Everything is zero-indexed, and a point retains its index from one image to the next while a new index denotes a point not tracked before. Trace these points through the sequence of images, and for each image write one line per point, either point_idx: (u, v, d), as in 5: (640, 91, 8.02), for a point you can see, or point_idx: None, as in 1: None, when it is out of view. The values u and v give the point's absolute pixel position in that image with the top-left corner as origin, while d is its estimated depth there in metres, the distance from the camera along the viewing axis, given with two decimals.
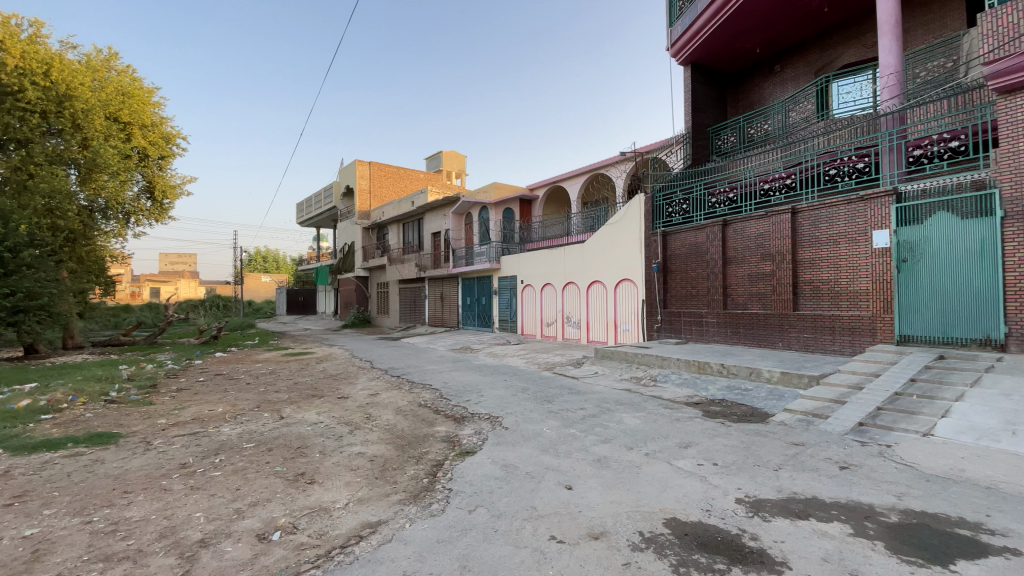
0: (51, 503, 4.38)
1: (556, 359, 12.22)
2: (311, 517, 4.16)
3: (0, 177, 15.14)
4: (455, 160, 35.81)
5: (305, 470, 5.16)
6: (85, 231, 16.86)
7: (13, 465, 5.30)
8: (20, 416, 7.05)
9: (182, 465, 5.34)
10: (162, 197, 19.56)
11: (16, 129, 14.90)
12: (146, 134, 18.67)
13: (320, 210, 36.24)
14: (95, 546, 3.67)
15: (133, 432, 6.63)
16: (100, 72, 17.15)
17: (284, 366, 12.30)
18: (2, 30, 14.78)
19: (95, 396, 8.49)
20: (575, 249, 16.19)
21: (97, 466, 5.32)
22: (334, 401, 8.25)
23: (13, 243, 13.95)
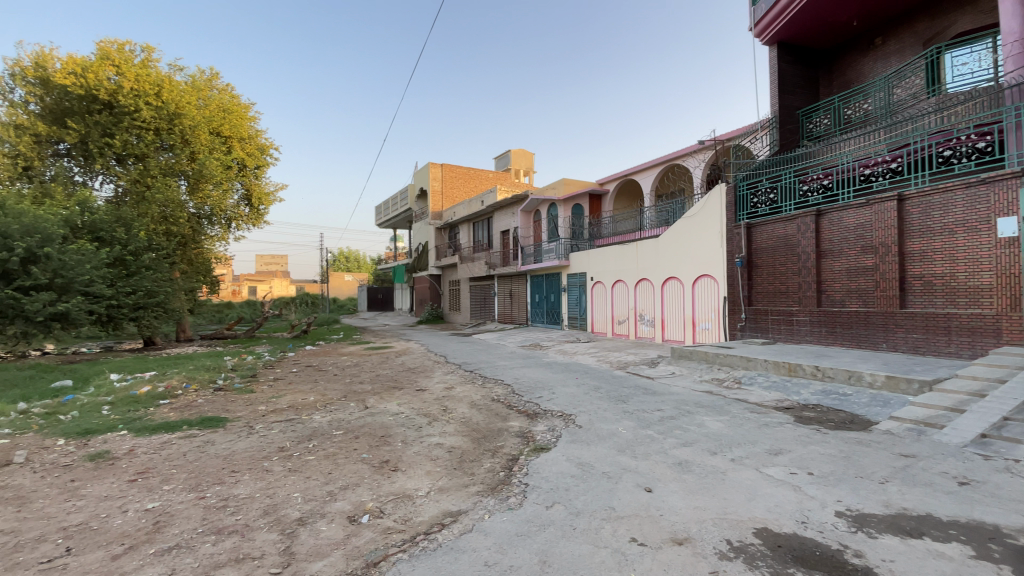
0: (170, 480, 4.92)
1: (630, 358, 11.91)
2: (395, 502, 4.35)
3: (125, 190, 17.33)
4: (523, 158, 35.98)
5: (389, 458, 5.41)
6: (194, 236, 18.81)
7: (139, 444, 6.03)
8: (143, 401, 8.02)
9: (280, 449, 5.80)
10: (258, 203, 21.35)
11: (135, 145, 16.94)
12: (245, 146, 20.62)
13: (396, 212, 37.96)
14: (208, 519, 4.07)
15: (238, 417, 7.31)
16: (204, 92, 19.00)
17: (366, 359, 13.03)
18: (121, 57, 16.76)
19: (205, 383, 9.46)
20: (650, 244, 15.66)
21: (208, 447, 5.92)
22: (412, 394, 8.59)
23: (135, 248, 16.23)
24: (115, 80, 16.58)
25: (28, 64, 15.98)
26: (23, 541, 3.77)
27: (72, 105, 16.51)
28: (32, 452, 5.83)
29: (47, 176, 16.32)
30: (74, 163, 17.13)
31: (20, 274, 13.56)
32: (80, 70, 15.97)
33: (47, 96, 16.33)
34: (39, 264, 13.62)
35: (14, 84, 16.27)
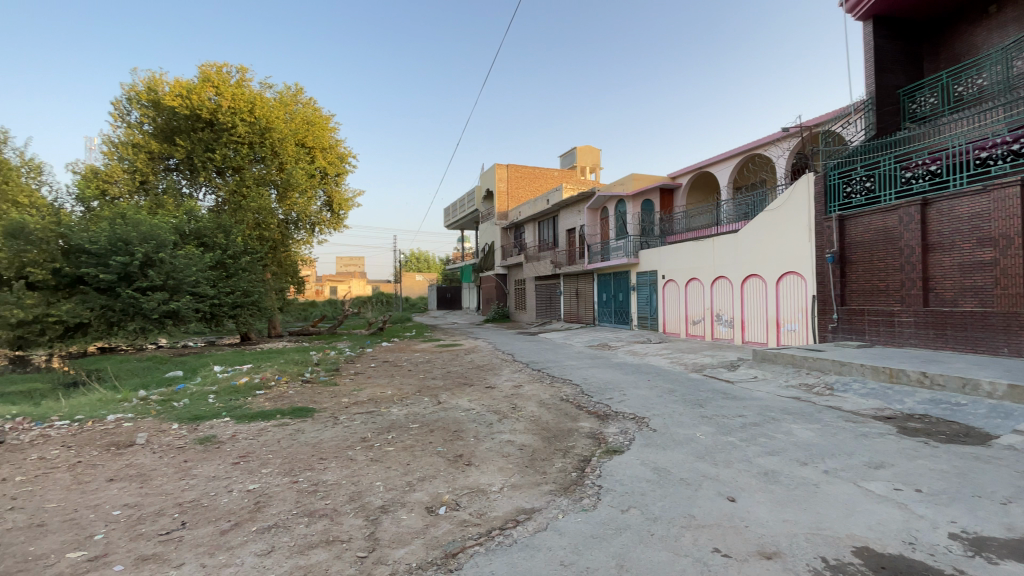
0: (267, 463, 5.36)
1: (706, 360, 11.38)
2: (470, 496, 4.45)
3: (224, 199, 19.11)
4: (589, 155, 35.50)
5: (463, 453, 5.55)
6: (284, 241, 20.29)
7: (240, 430, 6.63)
8: (243, 391, 8.83)
9: (362, 439, 6.14)
10: (338, 209, 22.69)
11: (232, 158, 18.64)
12: (326, 156, 21.98)
13: (463, 213, 38.89)
14: (301, 502, 4.39)
15: (323, 408, 7.83)
16: (290, 106, 20.50)
17: (438, 356, 13.47)
18: (219, 79, 18.50)
19: (295, 376, 10.24)
20: (727, 240, 14.88)
21: (299, 435, 6.39)
22: (482, 391, 8.76)
23: (233, 252, 17.87)
24: (214, 99, 18.32)
25: (143, 89, 18.03)
26: (148, 513, 4.26)
27: (179, 124, 18.41)
28: (153, 434, 6.60)
29: (159, 189, 18.33)
30: (181, 176, 19.07)
31: (139, 275, 15.42)
32: (186, 92, 17.80)
33: (159, 116, 18.32)
34: (156, 268, 15.45)
35: (133, 108, 18.43)
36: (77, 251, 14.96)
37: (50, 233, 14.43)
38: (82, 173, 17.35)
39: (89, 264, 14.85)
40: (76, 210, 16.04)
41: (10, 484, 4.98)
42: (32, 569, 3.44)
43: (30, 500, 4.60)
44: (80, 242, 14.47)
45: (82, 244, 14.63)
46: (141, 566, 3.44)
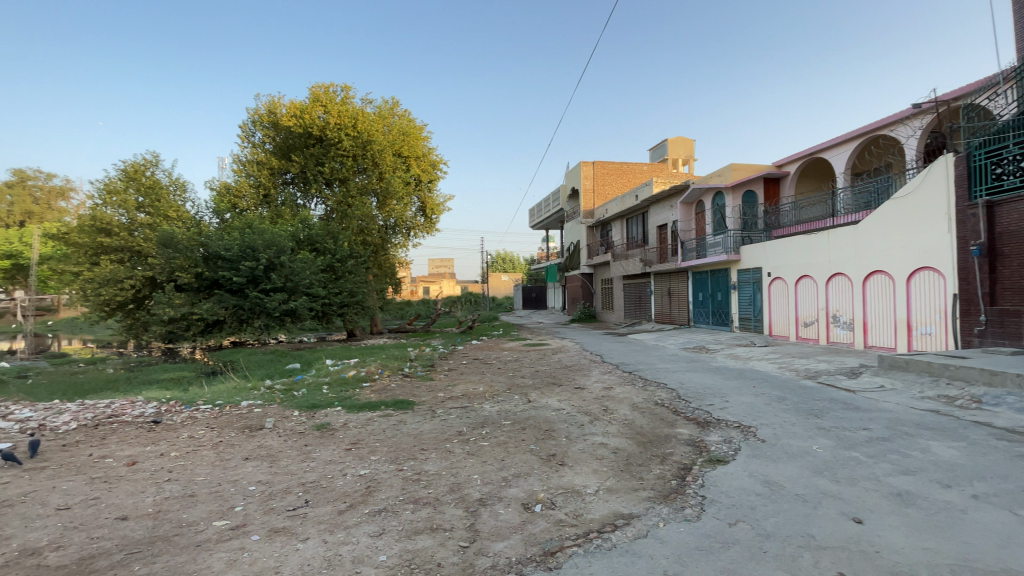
0: (375, 451, 5.78)
1: (821, 366, 10.36)
2: (566, 497, 4.45)
3: (332, 208, 20.88)
4: (680, 147, 34.08)
5: (556, 452, 5.56)
6: (384, 245, 21.72)
7: (350, 419, 7.22)
8: (351, 383, 9.62)
9: (459, 433, 6.39)
10: (431, 213, 23.83)
11: (339, 170, 20.38)
12: (420, 164, 23.18)
13: (549, 213, 39.02)
14: (406, 489, 4.68)
15: (422, 401, 8.27)
16: (388, 119, 21.92)
17: (526, 354, 13.66)
18: (327, 98, 20.27)
19: (395, 370, 10.94)
20: (845, 233, 13.43)
21: (401, 426, 6.82)
22: (572, 391, 8.73)
23: (341, 255, 19.48)
24: (323, 117, 20.12)
25: (265, 113, 20.32)
26: (277, 490, 4.79)
27: (294, 141, 20.49)
28: (279, 419, 7.41)
29: (278, 201, 20.51)
30: (296, 188, 21.17)
31: (263, 278, 17.38)
32: (300, 113, 19.77)
33: (278, 136, 20.55)
34: (277, 271, 17.36)
35: (257, 129, 20.82)
36: (214, 257, 17.20)
37: (193, 243, 16.74)
38: (217, 190, 19.91)
39: (224, 268, 17.03)
40: (212, 222, 18.42)
41: (170, 458, 5.85)
42: (187, 532, 4.00)
43: (185, 472, 5.37)
44: (217, 249, 16.65)
45: (219, 251, 16.81)
46: (273, 537, 3.87)
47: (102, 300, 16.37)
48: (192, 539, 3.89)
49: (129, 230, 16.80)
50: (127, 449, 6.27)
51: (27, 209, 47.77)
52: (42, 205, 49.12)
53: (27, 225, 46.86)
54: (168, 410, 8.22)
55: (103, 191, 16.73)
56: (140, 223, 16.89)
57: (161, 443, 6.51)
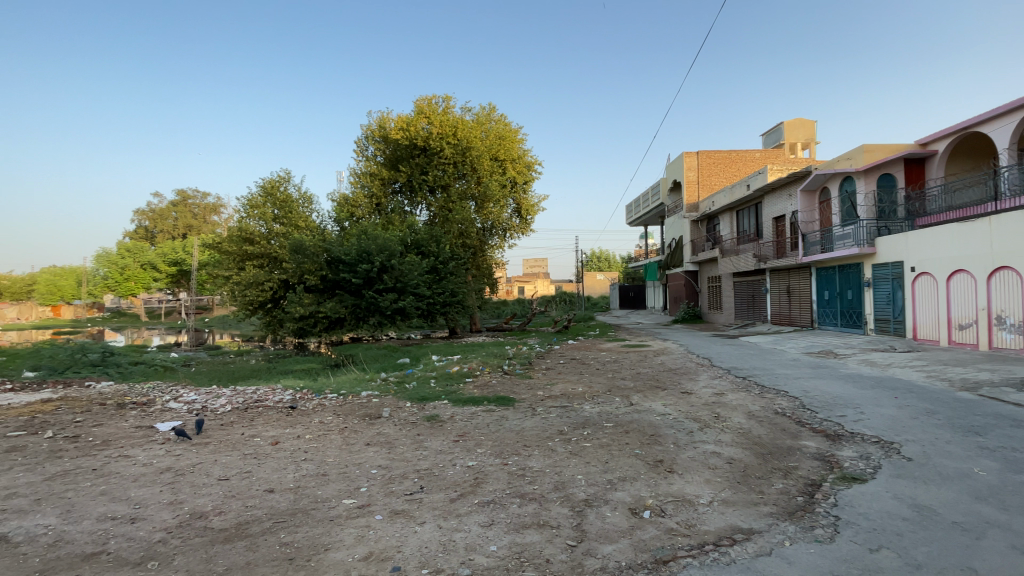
0: (481, 445, 6.01)
1: (984, 377, 8.80)
2: (676, 505, 4.27)
3: (435, 213, 22.06)
4: (799, 129, 31.03)
5: (664, 458, 5.36)
6: (482, 246, 22.47)
7: (456, 412, 7.58)
8: (455, 378, 10.11)
9: (561, 432, 6.42)
10: (527, 214, 24.20)
11: (441, 178, 21.52)
12: (516, 166, 23.65)
13: (648, 209, 37.65)
14: (512, 483, 4.80)
15: (523, 399, 8.43)
16: (485, 125, 22.65)
17: (625, 356, 13.32)
18: (430, 109, 21.48)
19: (495, 367, 11.27)
20: (1015, 217, 11.30)
21: (504, 421, 7.01)
22: (678, 395, 8.34)
23: (444, 257, 20.51)
24: (426, 128, 21.35)
25: (376, 128, 22.08)
26: (395, 475, 5.19)
27: (401, 153, 22.03)
28: (393, 409, 8.01)
29: (388, 208, 22.11)
30: (403, 196, 22.67)
31: (378, 279, 18.93)
32: (406, 126, 21.20)
33: (387, 148, 22.22)
34: (389, 273, 18.87)
35: (369, 143, 22.68)
36: (336, 261, 19.05)
37: (319, 249, 18.71)
38: (336, 201, 22.03)
39: (345, 271, 18.83)
40: (334, 229, 20.41)
41: (304, 440, 6.59)
42: (322, 507, 4.48)
43: (317, 453, 6.02)
44: (338, 254, 18.49)
45: (340, 256, 18.63)
46: (394, 519, 4.19)
47: (247, 300, 18.85)
48: (326, 513, 4.35)
49: (267, 239, 19.22)
50: (270, 430, 7.18)
51: (189, 223, 56.73)
52: (200, 220, 57.97)
53: (189, 237, 55.69)
54: (301, 398, 9.27)
55: (247, 206, 19.29)
56: (276, 233, 19.26)
57: (297, 426, 7.36)
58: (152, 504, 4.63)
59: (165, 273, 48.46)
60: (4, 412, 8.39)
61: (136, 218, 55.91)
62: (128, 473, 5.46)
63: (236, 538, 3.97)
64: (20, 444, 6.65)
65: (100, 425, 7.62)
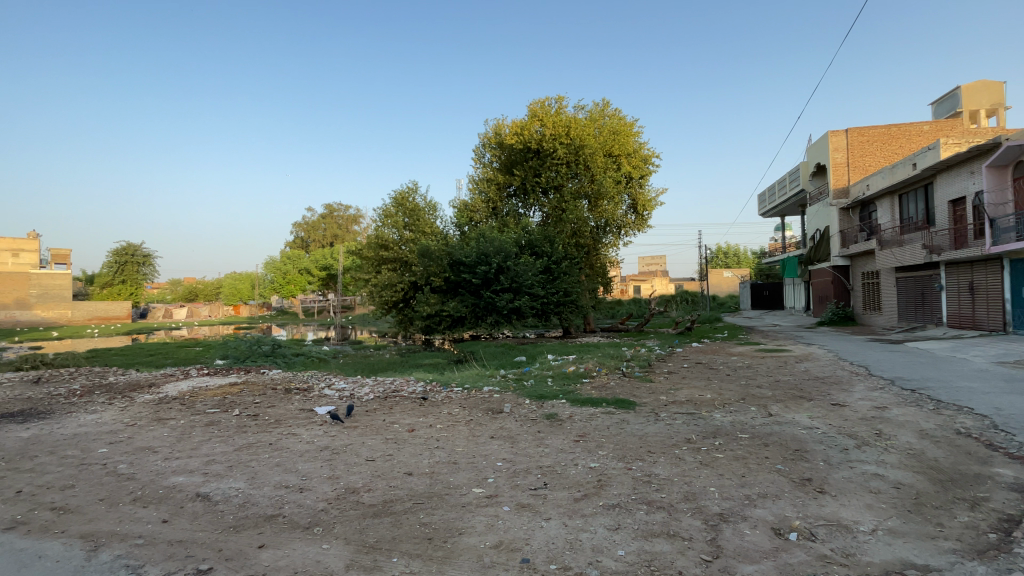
0: (603, 447, 5.93)
1: None
2: (829, 530, 3.81)
3: (548, 214, 22.32)
4: (983, 93, 25.73)
5: (811, 477, 4.80)
6: (596, 245, 22.19)
7: (575, 412, 7.58)
8: (573, 378, 10.13)
9: (688, 440, 6.08)
10: (643, 210, 23.39)
11: (554, 179, 21.68)
12: (631, 161, 22.99)
13: (785, 197, 34.01)
14: (638, 489, 4.67)
15: (644, 403, 8.16)
16: (598, 121, 22.38)
17: (760, 362, 12.18)
18: (543, 111, 21.84)
19: (613, 369, 11.06)
20: None
21: (625, 425, 6.84)
22: (827, 408, 7.40)
23: (557, 257, 20.69)
24: (539, 131, 21.75)
25: (493, 135, 23.12)
26: (519, 469, 5.35)
27: (516, 157, 22.67)
28: (514, 405, 8.27)
29: (504, 211, 22.86)
30: (517, 200, 23.26)
31: (495, 280, 19.71)
32: (521, 130, 21.87)
33: (503, 154, 23.05)
34: (505, 274, 19.55)
35: (486, 150, 23.75)
36: (457, 263, 20.21)
37: (442, 252, 20.00)
38: (457, 207, 23.31)
39: (465, 272, 19.89)
40: (455, 234, 21.65)
41: (435, 429, 7.09)
42: (454, 493, 4.79)
43: (447, 442, 6.45)
44: (460, 256, 19.62)
45: (461, 258, 19.74)
46: (521, 512, 4.33)
47: (382, 300, 20.80)
48: (458, 500, 4.64)
49: (399, 244, 21.11)
50: (406, 418, 7.86)
51: (335, 233, 64.63)
52: (344, 230, 65.48)
53: (335, 245, 63.24)
54: (431, 390, 10.01)
55: (382, 216, 21.35)
56: (406, 239, 21.04)
57: (429, 416, 7.96)
58: (315, 477, 5.36)
59: (317, 277, 55.71)
60: (205, 392, 10.32)
61: (294, 231, 65.10)
62: (296, 449, 6.38)
63: (383, 514, 4.42)
64: (217, 420, 8.12)
65: (274, 406, 9.02)
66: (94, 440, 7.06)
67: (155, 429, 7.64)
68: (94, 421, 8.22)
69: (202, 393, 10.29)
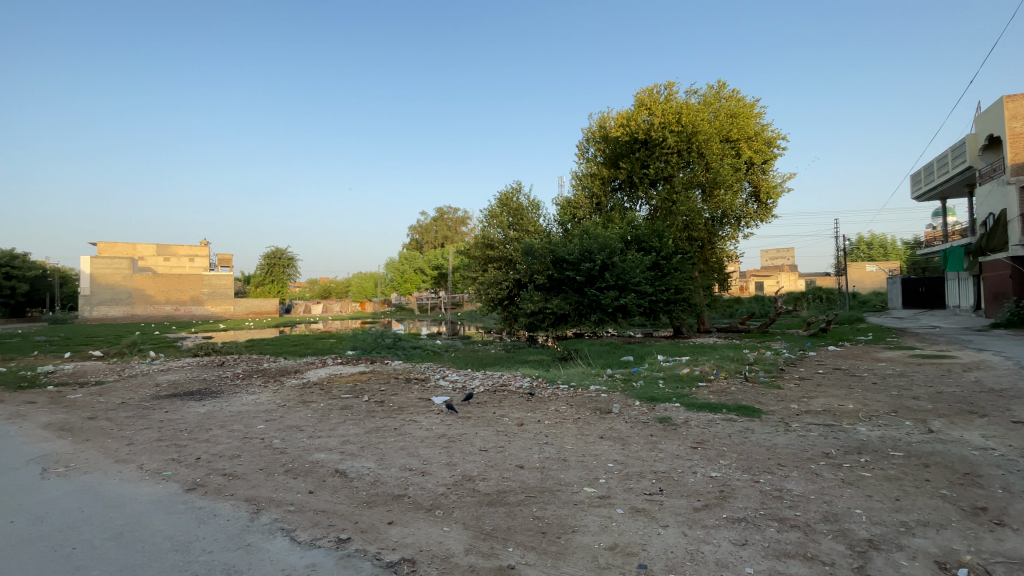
0: (724, 456, 5.52)
1: None
2: (1014, 571, 3.16)
3: (657, 207, 21.39)
4: None
5: (988, 506, 4.02)
6: (711, 238, 20.85)
7: (691, 417, 7.17)
8: (686, 381, 9.59)
9: (826, 455, 5.42)
10: (766, 198, 21.51)
11: (664, 169, 20.65)
12: (752, 145, 21.22)
13: (946, 177, 28.88)
14: (767, 505, 4.26)
15: (771, 411, 7.45)
16: (714, 105, 20.94)
17: (915, 369, 10.47)
18: (651, 99, 20.96)
19: (732, 372, 10.26)
20: None
21: (750, 434, 6.30)
22: (1009, 426, 6.13)
23: (667, 252, 19.76)
24: (648, 120, 20.90)
25: (597, 129, 22.68)
26: (632, 472, 5.19)
27: (622, 149, 22.01)
28: (624, 406, 8.05)
29: (608, 206, 22.37)
30: (623, 193, 22.60)
31: (600, 277, 19.37)
32: (627, 121, 21.18)
33: (607, 147, 22.52)
34: (611, 271, 19.14)
35: (590, 145, 23.36)
36: (560, 261, 20.15)
37: (546, 250, 20.12)
38: (560, 204, 23.27)
39: (569, 270, 19.74)
40: (558, 231, 21.67)
41: (544, 425, 7.17)
42: (566, 490, 4.79)
43: (557, 439, 6.47)
44: (563, 254, 19.52)
45: (564, 255, 19.65)
46: (636, 516, 4.20)
47: (489, 297, 21.48)
48: (570, 497, 4.64)
49: (504, 244, 21.67)
50: (515, 412, 8.05)
51: (446, 234, 68.35)
52: (453, 231, 68.95)
53: (446, 246, 66.76)
54: (538, 386, 10.14)
55: (488, 216, 22.13)
56: (511, 238, 21.50)
57: (537, 411, 8.07)
58: (435, 463, 5.71)
59: (430, 276, 59.47)
60: (339, 379, 11.55)
61: (411, 233, 70.18)
62: (417, 436, 6.85)
63: (497, 503, 4.57)
64: (350, 404, 9.05)
65: (396, 395, 9.79)
66: (254, 417, 8.26)
67: (300, 410, 8.72)
68: (254, 401, 9.62)
69: (336, 380, 11.52)
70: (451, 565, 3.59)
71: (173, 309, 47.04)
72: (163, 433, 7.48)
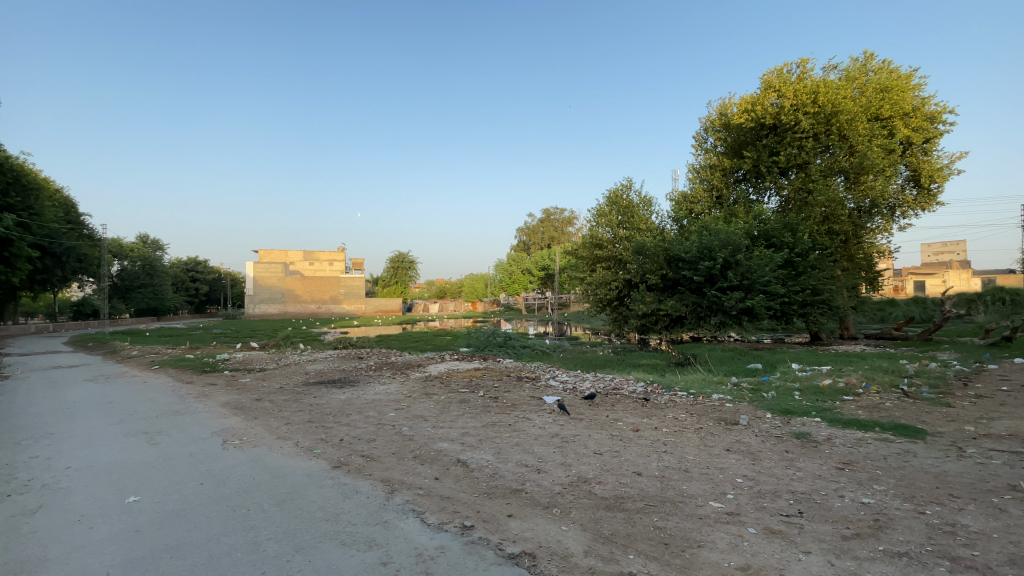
0: (878, 481, 4.82)
1: None
2: None
3: (789, 198, 19.40)
4: None
5: None
6: (857, 231, 18.34)
7: (835, 435, 6.37)
8: (827, 393, 8.53)
9: (1017, 488, 4.47)
10: (929, 182, 18.40)
11: (797, 156, 18.61)
12: (910, 122, 18.32)
13: None
14: (935, 540, 3.64)
15: (938, 432, 6.33)
16: (859, 80, 18.45)
17: None
18: (780, 81, 19.03)
19: (887, 386, 8.89)
20: None
21: (911, 458, 5.43)
22: None
23: (802, 249, 17.80)
24: (777, 103, 19.00)
25: (717, 117, 21.21)
26: (764, 490, 4.76)
27: (746, 137, 20.32)
28: (752, 418, 7.41)
29: (731, 200, 20.88)
30: (748, 184, 20.88)
31: (721, 277, 18.09)
32: (752, 106, 19.46)
33: (729, 136, 20.97)
34: (734, 269, 17.76)
35: (710, 135, 22.02)
36: (675, 259, 19.17)
37: (659, 249, 19.24)
38: (676, 199, 22.23)
39: (685, 269, 18.72)
40: (672, 229, 20.68)
41: (662, 433, 6.88)
42: (689, 503, 4.55)
43: (676, 448, 6.17)
44: (678, 253, 18.57)
45: (680, 254, 18.67)
46: (771, 537, 3.85)
47: (598, 298, 21.16)
48: (694, 510, 4.39)
49: (613, 243, 21.18)
50: (629, 417, 7.82)
51: (552, 235, 68.74)
52: (559, 232, 69.11)
53: (554, 246, 67.16)
54: (654, 391, 9.76)
55: (597, 215, 21.85)
56: (621, 237, 21.00)
57: (653, 417, 7.77)
58: (550, 461, 5.78)
59: (537, 277, 60.24)
60: (457, 375, 12.21)
61: (519, 236, 71.90)
62: (531, 433, 6.98)
63: (615, 508, 4.49)
64: (467, 399, 9.52)
65: (510, 392, 10.10)
66: (385, 406, 9.08)
67: (422, 401, 9.40)
68: (384, 391, 10.58)
69: (453, 375, 12.19)
70: (570, 564, 3.60)
71: (316, 307, 53.55)
72: (312, 416, 8.56)
